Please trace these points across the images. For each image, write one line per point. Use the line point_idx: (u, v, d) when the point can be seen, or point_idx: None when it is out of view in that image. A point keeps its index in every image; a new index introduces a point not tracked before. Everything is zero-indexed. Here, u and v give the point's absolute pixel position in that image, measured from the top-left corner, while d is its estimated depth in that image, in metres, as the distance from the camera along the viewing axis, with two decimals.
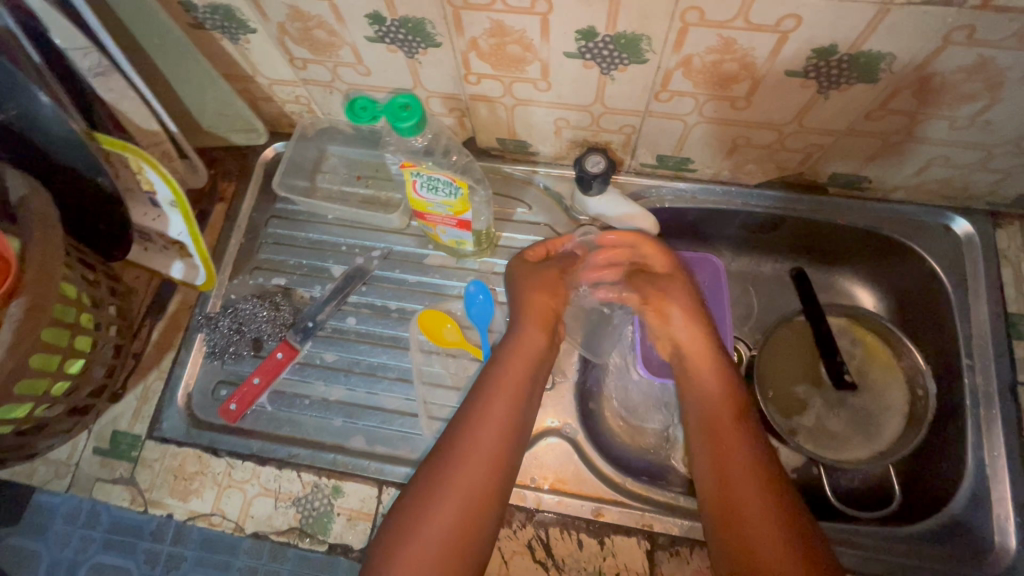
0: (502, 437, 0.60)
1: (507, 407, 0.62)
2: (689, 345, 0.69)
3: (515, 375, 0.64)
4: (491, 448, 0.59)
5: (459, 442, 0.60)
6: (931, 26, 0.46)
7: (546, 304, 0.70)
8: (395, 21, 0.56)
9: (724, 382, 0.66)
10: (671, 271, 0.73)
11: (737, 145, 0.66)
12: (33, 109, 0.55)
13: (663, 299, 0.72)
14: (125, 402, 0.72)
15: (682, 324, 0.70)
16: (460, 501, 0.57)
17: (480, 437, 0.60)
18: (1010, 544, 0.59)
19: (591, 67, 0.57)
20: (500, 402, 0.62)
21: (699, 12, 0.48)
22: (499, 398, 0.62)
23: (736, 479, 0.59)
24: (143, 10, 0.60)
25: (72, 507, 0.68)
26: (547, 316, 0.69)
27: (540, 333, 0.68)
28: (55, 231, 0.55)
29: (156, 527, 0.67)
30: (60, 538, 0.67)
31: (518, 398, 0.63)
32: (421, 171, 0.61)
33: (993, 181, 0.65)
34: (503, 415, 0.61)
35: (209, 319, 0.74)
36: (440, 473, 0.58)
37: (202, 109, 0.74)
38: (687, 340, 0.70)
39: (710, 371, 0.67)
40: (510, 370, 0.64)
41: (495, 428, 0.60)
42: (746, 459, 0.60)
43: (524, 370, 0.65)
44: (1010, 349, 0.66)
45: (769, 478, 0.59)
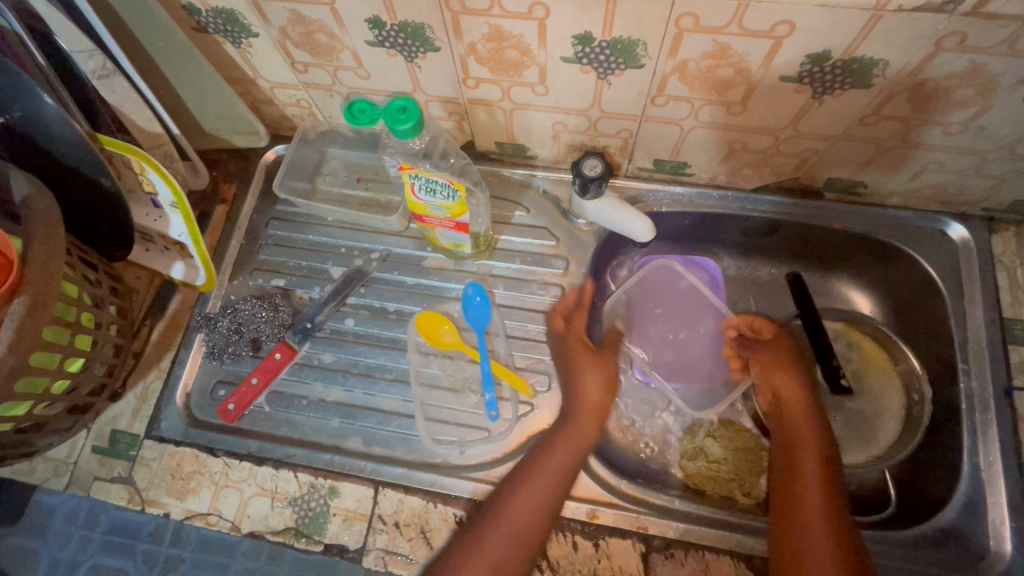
0: (554, 491, 0.61)
1: (561, 468, 0.62)
2: (781, 380, 0.69)
3: (572, 440, 0.64)
4: (542, 502, 0.60)
5: (517, 486, 0.61)
6: (923, 33, 0.46)
7: (600, 401, 0.68)
8: (394, 25, 0.57)
9: (806, 415, 0.66)
10: (780, 338, 0.72)
11: (734, 149, 0.67)
12: (37, 111, 0.56)
13: (766, 352, 0.72)
14: (123, 402, 0.72)
15: (774, 363, 0.70)
16: (505, 540, 0.57)
17: (533, 490, 0.60)
18: (1005, 549, 0.60)
19: (588, 72, 0.58)
20: (556, 462, 0.62)
21: (694, 18, 0.49)
22: (555, 455, 0.63)
23: (802, 502, 0.59)
24: (146, 13, 0.61)
25: (71, 508, 0.69)
26: (600, 408, 0.68)
27: (592, 422, 0.66)
28: (57, 230, 0.55)
29: (155, 528, 0.67)
30: (60, 538, 0.67)
31: (571, 461, 0.63)
32: (419, 174, 0.61)
33: (988, 187, 0.65)
34: (558, 475, 0.61)
35: (208, 318, 0.75)
36: (491, 513, 0.59)
37: (203, 112, 0.75)
38: (787, 395, 0.68)
39: (796, 403, 0.67)
40: (567, 433, 0.64)
41: (548, 483, 0.61)
42: (814, 492, 0.59)
43: (581, 437, 0.64)
44: (1005, 354, 0.66)
45: (833, 518, 0.57)
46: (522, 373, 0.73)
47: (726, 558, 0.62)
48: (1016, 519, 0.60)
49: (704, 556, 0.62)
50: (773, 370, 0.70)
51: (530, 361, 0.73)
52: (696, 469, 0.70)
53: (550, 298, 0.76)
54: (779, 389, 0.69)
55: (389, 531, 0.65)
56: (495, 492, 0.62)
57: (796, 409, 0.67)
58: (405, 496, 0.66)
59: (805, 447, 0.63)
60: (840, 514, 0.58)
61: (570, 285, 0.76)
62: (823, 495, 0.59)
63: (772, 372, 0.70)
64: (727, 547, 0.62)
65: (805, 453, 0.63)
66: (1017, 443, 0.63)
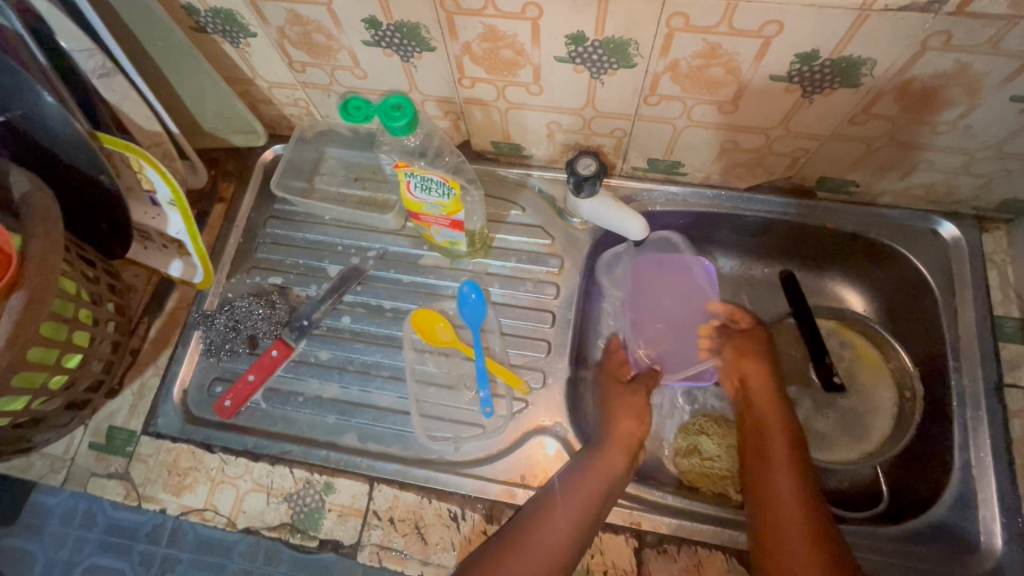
0: (580, 521, 0.59)
1: (589, 500, 0.60)
2: (751, 376, 0.70)
3: (602, 473, 0.63)
4: (570, 534, 0.58)
5: (541, 513, 0.59)
6: (910, 32, 0.47)
7: (632, 433, 0.67)
8: (390, 25, 0.58)
9: (777, 412, 0.66)
10: (754, 328, 0.74)
11: (726, 149, 0.67)
12: (38, 107, 0.56)
13: (744, 342, 0.73)
14: (121, 398, 0.73)
15: (743, 357, 0.72)
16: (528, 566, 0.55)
17: (560, 519, 0.58)
18: (995, 544, 0.60)
19: (581, 71, 0.59)
20: (585, 493, 0.61)
21: (684, 17, 0.49)
22: (585, 487, 0.61)
23: (776, 497, 0.58)
24: (146, 14, 0.61)
25: (68, 508, 0.69)
26: (632, 441, 0.66)
27: (622, 453, 0.65)
28: (56, 226, 0.56)
29: (151, 529, 0.68)
30: (56, 539, 0.68)
31: (601, 492, 0.61)
32: (415, 172, 0.62)
33: (977, 186, 0.66)
34: (586, 507, 0.60)
35: (206, 316, 0.75)
36: (514, 537, 0.57)
37: (202, 111, 0.76)
38: (753, 377, 0.70)
39: (767, 402, 0.67)
40: (595, 465, 0.63)
41: (577, 514, 0.59)
42: (782, 467, 0.61)
43: (611, 470, 0.63)
44: (996, 352, 0.66)
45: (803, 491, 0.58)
46: (517, 371, 0.73)
47: (718, 553, 0.62)
48: (1006, 515, 0.61)
49: (696, 550, 0.63)
50: (744, 363, 0.71)
51: (525, 358, 0.74)
52: (689, 466, 0.71)
53: (545, 296, 0.76)
54: (748, 388, 0.69)
55: (384, 526, 0.65)
56: (515, 521, 0.59)
57: (761, 390, 0.69)
58: (400, 492, 0.67)
59: (774, 443, 0.63)
60: (816, 508, 0.57)
61: (565, 283, 0.76)
62: (797, 490, 0.58)
63: (740, 366, 0.71)
64: (719, 542, 0.62)
65: (775, 448, 0.63)
66: (1007, 440, 0.63)
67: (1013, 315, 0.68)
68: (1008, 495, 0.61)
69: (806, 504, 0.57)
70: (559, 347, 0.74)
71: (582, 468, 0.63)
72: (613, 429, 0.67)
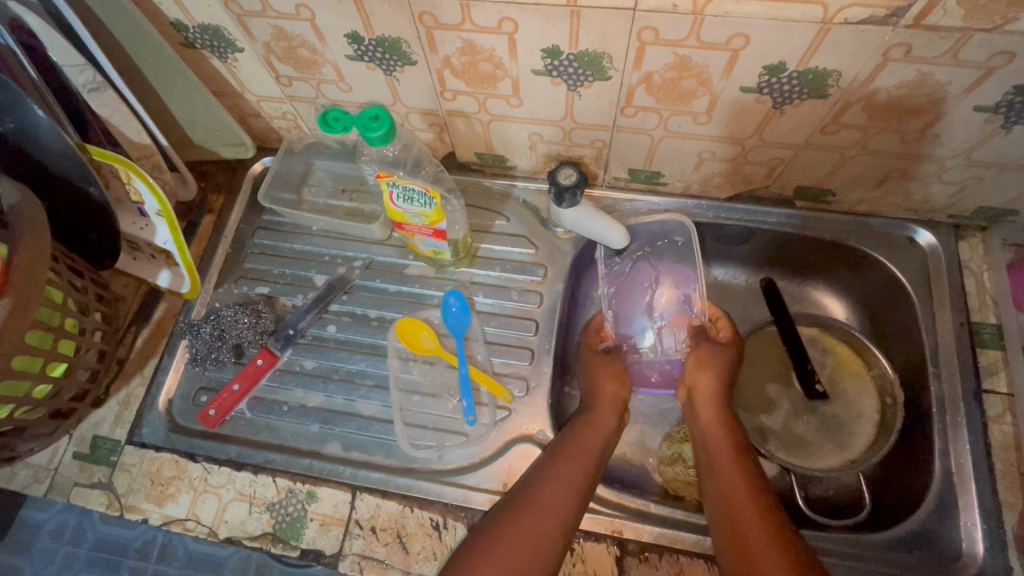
0: (583, 472, 0.61)
1: (591, 448, 0.64)
2: (704, 402, 0.69)
3: (598, 430, 0.66)
4: (576, 481, 0.60)
5: (537, 475, 0.61)
6: (870, 44, 0.49)
7: (617, 393, 0.70)
8: (372, 40, 0.60)
9: (726, 433, 0.66)
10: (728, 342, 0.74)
11: (704, 159, 0.69)
12: (28, 120, 0.58)
13: (713, 349, 0.73)
14: (107, 407, 0.73)
15: (701, 370, 0.71)
16: (537, 518, 0.57)
17: (562, 474, 0.60)
18: (977, 550, 0.60)
19: (558, 84, 0.60)
20: (586, 444, 0.64)
21: (654, 31, 0.51)
22: (587, 436, 0.65)
23: (736, 519, 0.57)
24: (137, 32, 0.63)
25: (57, 524, 0.77)
26: (618, 401, 0.70)
27: (611, 411, 0.68)
28: (42, 236, 0.57)
29: (141, 545, 0.76)
30: (44, 556, 0.76)
31: (598, 441, 0.65)
32: (396, 182, 0.63)
33: (950, 194, 0.67)
34: (590, 454, 0.63)
35: (191, 326, 0.76)
36: (522, 499, 0.59)
37: (192, 125, 0.77)
38: (703, 385, 0.70)
39: (714, 423, 0.67)
40: (592, 422, 0.66)
41: (581, 461, 0.62)
42: (733, 469, 0.62)
43: (603, 425, 0.67)
44: (974, 357, 0.67)
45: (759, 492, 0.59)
46: (501, 379, 0.73)
47: (700, 561, 0.62)
48: (987, 522, 0.60)
49: (678, 559, 0.62)
50: (699, 377, 0.71)
51: (509, 367, 0.74)
52: (673, 474, 0.71)
53: (529, 305, 0.77)
54: (696, 410, 0.69)
55: (366, 536, 0.65)
56: (521, 484, 0.61)
57: (707, 401, 0.69)
58: (382, 501, 0.67)
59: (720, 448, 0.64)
60: (779, 522, 0.56)
61: (548, 292, 0.77)
62: (756, 507, 0.57)
63: (696, 380, 0.71)
64: (701, 551, 0.62)
65: (729, 473, 0.62)
66: (988, 446, 0.63)
67: (991, 321, 0.68)
68: (989, 501, 0.61)
69: (769, 522, 0.56)
70: (542, 354, 0.74)
71: (576, 430, 0.65)
72: (599, 393, 0.71)
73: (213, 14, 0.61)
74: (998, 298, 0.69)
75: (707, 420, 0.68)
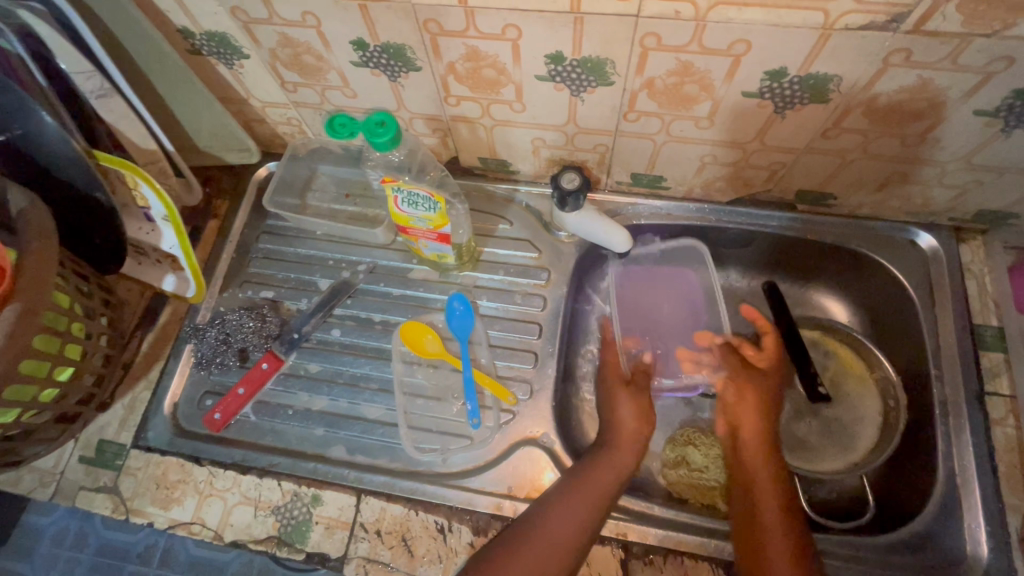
0: (591, 512, 0.61)
1: (600, 492, 0.62)
2: (748, 432, 0.67)
3: (613, 468, 0.65)
4: (580, 527, 0.60)
5: (545, 510, 0.61)
6: (871, 49, 0.49)
7: (639, 427, 0.69)
8: (377, 46, 0.60)
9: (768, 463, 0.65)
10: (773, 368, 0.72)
11: (706, 163, 0.69)
12: (32, 129, 0.59)
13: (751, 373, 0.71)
14: (112, 411, 0.73)
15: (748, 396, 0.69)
16: (539, 555, 0.57)
17: (571, 515, 0.60)
18: (982, 553, 0.60)
19: (562, 89, 0.61)
20: (598, 483, 0.63)
21: (657, 37, 0.52)
22: (600, 473, 0.64)
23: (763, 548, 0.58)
24: (144, 39, 0.64)
25: (59, 530, 0.72)
26: (637, 435, 0.68)
27: (629, 449, 0.67)
28: (51, 241, 0.57)
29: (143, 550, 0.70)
30: (45, 562, 0.71)
31: (607, 484, 0.63)
32: (401, 187, 0.64)
33: (951, 197, 0.68)
34: (598, 499, 0.62)
35: (196, 329, 0.77)
36: (524, 533, 0.59)
37: (197, 130, 0.78)
38: (750, 412, 0.68)
39: (756, 450, 0.66)
40: (607, 459, 0.65)
41: (591, 500, 0.61)
42: (771, 502, 0.62)
43: (620, 464, 0.65)
44: (976, 360, 0.67)
45: (792, 533, 0.59)
46: (505, 382, 0.74)
47: (704, 564, 0.62)
48: (992, 524, 0.60)
49: (682, 561, 0.62)
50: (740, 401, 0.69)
51: (512, 370, 0.74)
52: (676, 477, 0.72)
53: (532, 308, 0.77)
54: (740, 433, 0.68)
55: (371, 539, 0.65)
56: (526, 516, 0.61)
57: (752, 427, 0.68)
58: (387, 504, 0.67)
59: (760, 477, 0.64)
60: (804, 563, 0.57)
61: (552, 295, 0.77)
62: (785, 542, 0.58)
63: (742, 405, 0.69)
64: (705, 553, 0.63)
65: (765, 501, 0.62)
66: (991, 448, 0.63)
67: (992, 323, 0.69)
68: (993, 503, 0.61)
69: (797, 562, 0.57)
70: (546, 357, 0.75)
71: (590, 466, 0.64)
72: (619, 426, 0.69)
73: (219, 21, 0.61)
74: (1000, 301, 0.69)
75: (750, 447, 0.67)
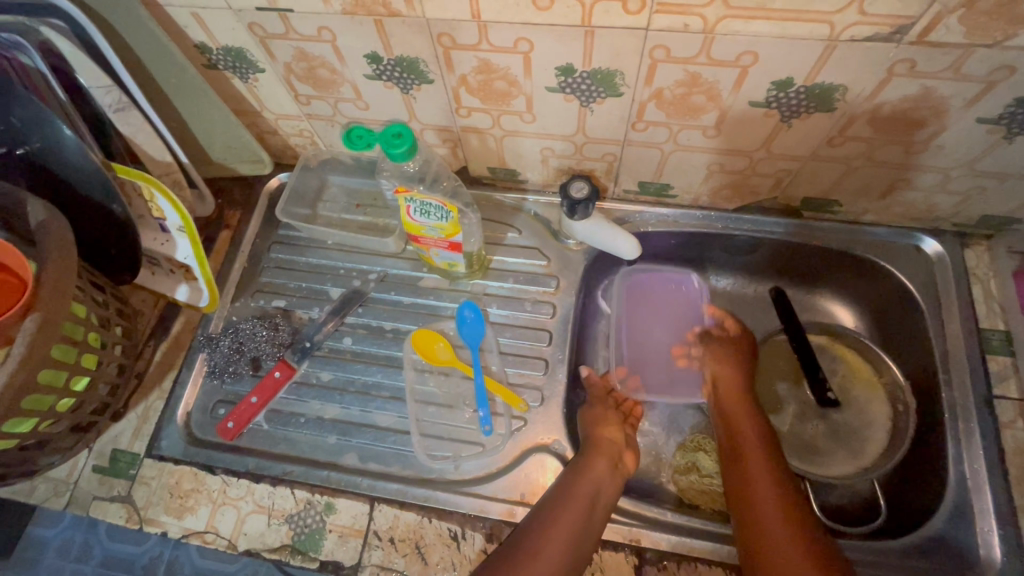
0: (579, 528, 0.60)
1: (584, 501, 0.62)
2: (728, 388, 0.73)
3: (590, 481, 0.64)
4: (573, 536, 0.60)
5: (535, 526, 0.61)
6: (876, 60, 0.50)
7: (614, 438, 0.70)
8: (391, 60, 0.61)
9: (750, 419, 0.70)
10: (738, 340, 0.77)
11: (712, 170, 0.70)
12: (55, 140, 0.60)
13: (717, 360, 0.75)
14: (125, 421, 0.74)
15: (721, 365, 0.75)
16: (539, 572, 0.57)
17: (564, 525, 0.60)
18: (995, 556, 0.60)
19: (571, 100, 0.62)
20: (578, 497, 0.62)
21: (665, 49, 0.53)
22: (580, 487, 0.64)
23: (771, 551, 0.57)
24: (161, 53, 0.65)
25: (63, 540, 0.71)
26: (614, 448, 0.68)
27: (604, 458, 0.67)
28: (70, 253, 0.58)
29: (147, 561, 0.70)
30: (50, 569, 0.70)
31: (591, 493, 0.63)
32: (414, 197, 0.65)
33: (954, 203, 0.69)
34: (585, 507, 0.62)
35: (210, 339, 0.78)
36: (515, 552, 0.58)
37: (211, 142, 0.79)
38: (725, 376, 0.74)
39: (741, 409, 0.71)
40: (584, 472, 0.65)
41: (576, 516, 0.61)
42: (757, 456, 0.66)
43: (596, 476, 0.65)
44: (984, 364, 0.68)
45: (778, 478, 0.63)
46: (515, 389, 0.74)
47: (718, 569, 0.62)
48: (1004, 527, 0.61)
49: (696, 567, 0.62)
50: (721, 368, 0.75)
51: (523, 377, 0.75)
52: (688, 483, 0.72)
53: (541, 315, 0.78)
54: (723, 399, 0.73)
55: (385, 547, 0.65)
56: (517, 537, 0.60)
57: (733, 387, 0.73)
58: (400, 512, 0.67)
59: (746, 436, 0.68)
60: (811, 546, 0.57)
61: (561, 302, 0.78)
62: (792, 544, 0.57)
63: (717, 374, 0.74)
64: (718, 558, 0.63)
65: (766, 504, 0.61)
66: (1001, 451, 0.64)
67: (999, 327, 0.69)
68: (1005, 506, 0.61)
69: (792, 524, 0.59)
70: (556, 364, 0.75)
71: (571, 481, 0.64)
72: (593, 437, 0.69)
73: (237, 36, 0.63)
74: (1006, 305, 0.70)
75: (732, 404, 0.72)
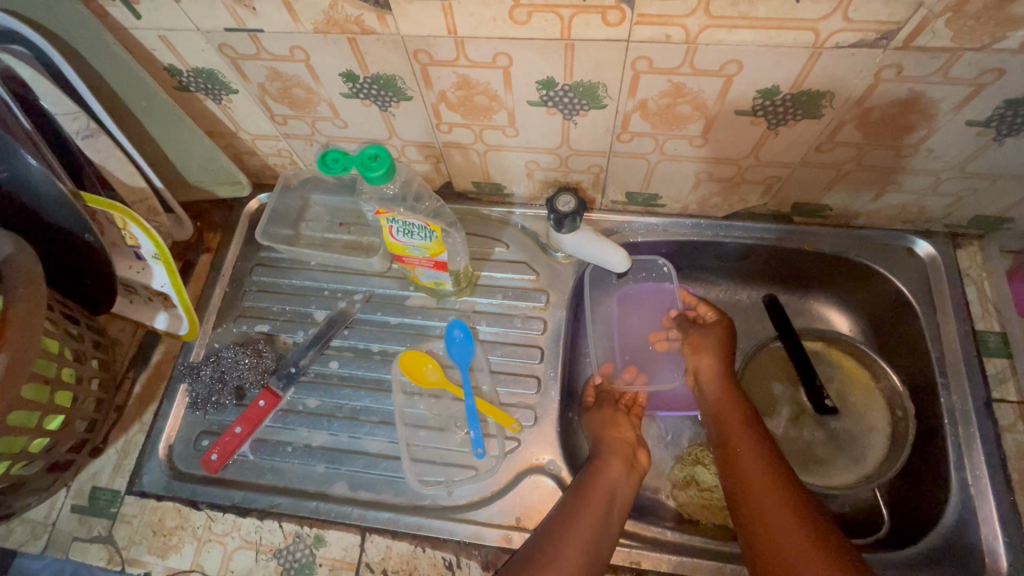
0: (593, 534, 0.58)
1: (598, 505, 0.61)
2: (708, 376, 0.72)
3: (603, 483, 0.63)
4: (588, 542, 0.57)
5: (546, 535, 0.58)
6: (862, 65, 0.49)
7: (626, 438, 0.70)
8: (367, 78, 0.60)
9: (733, 406, 0.69)
10: (717, 324, 0.76)
11: (701, 179, 0.69)
12: (23, 172, 0.57)
13: (697, 354, 0.74)
14: (105, 457, 0.71)
15: (700, 354, 0.74)
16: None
17: (579, 532, 0.58)
18: (1001, 565, 0.59)
19: (554, 113, 0.60)
20: (590, 502, 0.61)
21: (648, 60, 0.51)
22: (590, 491, 0.62)
23: (778, 537, 0.55)
24: (130, 77, 0.63)
25: None
26: (627, 449, 0.68)
27: (622, 462, 0.66)
28: (38, 286, 0.56)
29: None
30: None
31: (607, 495, 0.62)
32: (396, 217, 0.63)
33: (946, 205, 0.68)
34: (599, 511, 0.60)
35: (191, 368, 0.74)
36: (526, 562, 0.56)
37: (187, 165, 0.77)
38: (709, 367, 0.73)
39: (725, 397, 0.70)
40: (597, 475, 0.63)
41: (588, 521, 0.59)
42: (746, 440, 0.65)
43: (612, 477, 0.64)
44: (981, 367, 0.67)
45: (769, 459, 0.62)
46: (508, 409, 0.73)
47: None
48: (1009, 534, 0.60)
49: None
50: (699, 360, 0.74)
51: (515, 397, 0.73)
52: (687, 498, 0.70)
53: (532, 332, 0.76)
54: (706, 392, 0.72)
55: None
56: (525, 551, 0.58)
57: (713, 377, 0.72)
58: (393, 541, 0.65)
59: (733, 424, 0.67)
60: (812, 524, 0.55)
61: (551, 317, 0.77)
62: (795, 526, 0.55)
63: (698, 365, 0.74)
64: None
65: (769, 499, 0.58)
66: (1003, 455, 0.63)
67: (995, 328, 0.69)
68: (1010, 512, 0.60)
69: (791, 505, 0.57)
70: (549, 381, 0.74)
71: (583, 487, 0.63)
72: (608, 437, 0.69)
73: (208, 58, 0.61)
74: (1000, 306, 0.69)
75: (712, 394, 0.71)
